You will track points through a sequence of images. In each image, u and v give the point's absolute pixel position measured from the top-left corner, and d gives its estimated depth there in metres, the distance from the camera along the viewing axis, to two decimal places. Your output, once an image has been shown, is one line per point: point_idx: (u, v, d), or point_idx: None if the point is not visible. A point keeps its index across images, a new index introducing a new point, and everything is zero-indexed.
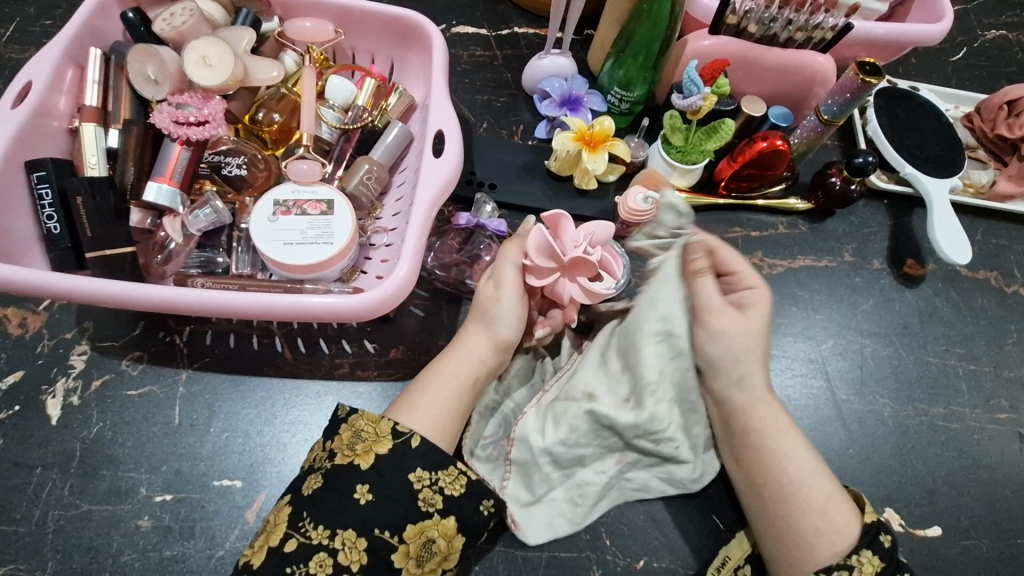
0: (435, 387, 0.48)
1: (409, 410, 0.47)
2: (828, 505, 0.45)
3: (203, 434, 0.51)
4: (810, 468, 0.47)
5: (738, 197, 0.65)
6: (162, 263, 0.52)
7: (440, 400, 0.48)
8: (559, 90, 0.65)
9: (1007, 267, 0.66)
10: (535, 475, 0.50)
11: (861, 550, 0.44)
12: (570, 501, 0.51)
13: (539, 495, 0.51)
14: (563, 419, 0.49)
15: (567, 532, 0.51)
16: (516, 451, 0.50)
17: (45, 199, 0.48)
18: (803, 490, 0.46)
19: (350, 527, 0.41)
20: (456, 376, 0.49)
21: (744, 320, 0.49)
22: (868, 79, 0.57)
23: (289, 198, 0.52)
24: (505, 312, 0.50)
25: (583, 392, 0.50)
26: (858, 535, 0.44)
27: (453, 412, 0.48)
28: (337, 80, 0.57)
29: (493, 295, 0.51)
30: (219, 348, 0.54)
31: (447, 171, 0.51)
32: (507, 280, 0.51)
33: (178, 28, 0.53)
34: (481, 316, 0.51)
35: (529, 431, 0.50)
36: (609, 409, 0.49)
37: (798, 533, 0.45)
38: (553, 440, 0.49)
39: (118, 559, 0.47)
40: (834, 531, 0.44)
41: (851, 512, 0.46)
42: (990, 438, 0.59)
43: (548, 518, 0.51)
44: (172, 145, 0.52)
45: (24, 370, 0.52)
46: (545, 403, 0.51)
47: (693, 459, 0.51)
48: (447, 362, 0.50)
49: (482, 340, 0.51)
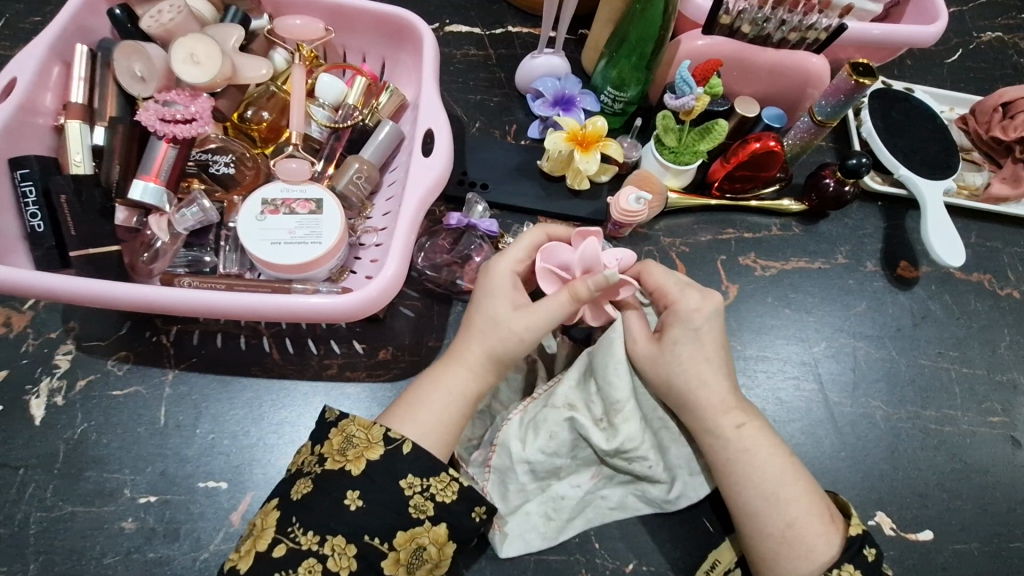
0: (436, 401, 0.47)
1: (410, 424, 0.45)
2: (788, 529, 0.44)
3: (190, 435, 0.51)
4: (774, 491, 0.45)
5: (731, 198, 0.65)
6: (148, 262, 0.51)
7: (443, 418, 0.46)
8: (552, 89, 0.64)
9: (1001, 270, 0.66)
10: (512, 484, 0.50)
11: (843, 563, 0.43)
12: (545, 515, 0.50)
13: (514, 507, 0.50)
14: (543, 427, 0.49)
15: (539, 546, 0.50)
16: (495, 457, 0.50)
17: (28, 197, 0.47)
18: (768, 512, 0.45)
19: (340, 533, 0.41)
20: (458, 394, 0.48)
21: (658, 350, 0.49)
22: (861, 80, 0.56)
23: (278, 197, 0.51)
24: (518, 348, 0.48)
25: (565, 402, 0.50)
26: (836, 551, 0.44)
27: (455, 427, 0.47)
28: (327, 78, 0.57)
29: (517, 330, 0.48)
30: (206, 348, 0.54)
31: (437, 170, 0.51)
32: (535, 315, 0.48)
33: (166, 25, 0.52)
34: (482, 334, 0.49)
35: (510, 438, 0.49)
36: (587, 423, 0.49)
37: (761, 553, 0.45)
38: (533, 450, 0.49)
39: (101, 561, 0.47)
40: (799, 555, 0.43)
41: (825, 535, 0.44)
42: (983, 442, 0.58)
43: (522, 531, 0.50)
44: (158, 143, 0.51)
45: (8, 369, 0.52)
46: (531, 411, 0.51)
47: (669, 480, 0.51)
48: (445, 377, 0.48)
49: (483, 358, 0.48)
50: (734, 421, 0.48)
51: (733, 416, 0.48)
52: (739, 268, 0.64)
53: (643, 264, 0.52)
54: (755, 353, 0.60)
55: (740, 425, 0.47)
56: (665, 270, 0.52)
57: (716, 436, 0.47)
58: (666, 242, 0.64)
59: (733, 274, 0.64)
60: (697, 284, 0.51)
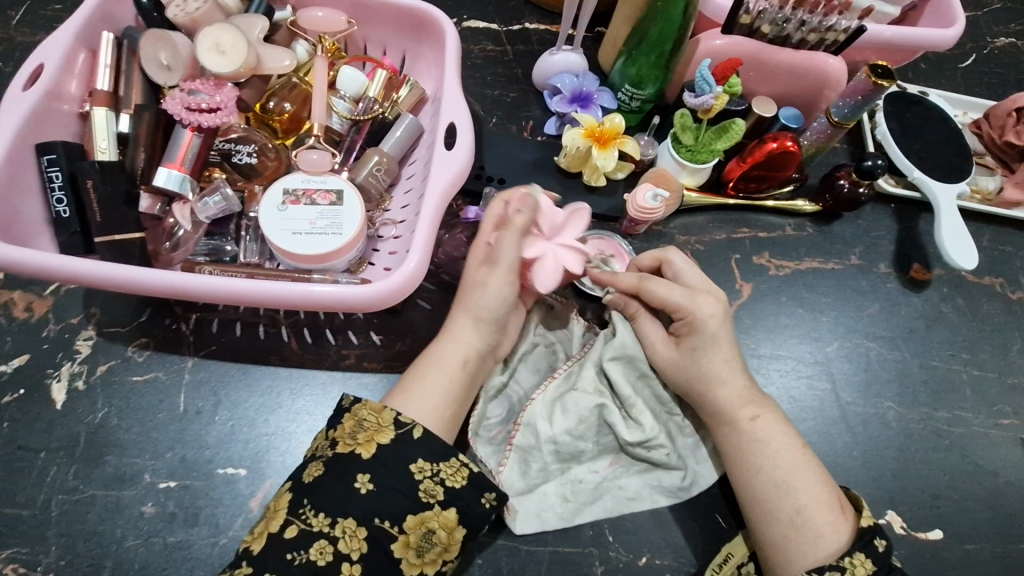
0: (424, 371, 0.48)
1: (399, 395, 0.47)
2: (798, 514, 0.45)
3: (209, 422, 0.51)
4: (791, 479, 0.47)
5: (746, 197, 0.65)
6: (170, 250, 0.52)
7: (430, 385, 0.48)
8: (570, 85, 0.65)
9: (1012, 274, 0.66)
10: (535, 462, 0.51)
11: (854, 552, 0.44)
12: (562, 497, 0.51)
13: (532, 485, 0.51)
14: (572, 410, 0.51)
15: (555, 526, 0.51)
16: (520, 435, 0.51)
17: (55, 181, 0.47)
18: (777, 499, 0.46)
19: (352, 515, 0.41)
20: (446, 361, 0.49)
21: (677, 355, 0.51)
22: (880, 82, 0.56)
23: (298, 187, 0.52)
24: (492, 295, 0.49)
25: (593, 388, 0.52)
26: (846, 541, 0.44)
27: (445, 393, 0.48)
28: (348, 71, 0.57)
29: (483, 277, 0.50)
30: (225, 336, 0.54)
31: (459, 163, 0.51)
32: (500, 261, 0.49)
33: (193, 14, 0.53)
34: (466, 303, 0.50)
35: (536, 418, 0.51)
36: (615, 411, 0.52)
37: (771, 539, 0.46)
38: (561, 429, 0.51)
39: (121, 544, 0.47)
40: (808, 539, 0.44)
41: (833, 523, 0.45)
42: (993, 444, 0.59)
43: (538, 509, 0.51)
44: (184, 131, 0.51)
45: (30, 353, 0.52)
46: (554, 391, 0.52)
47: (683, 468, 0.53)
48: (436, 349, 0.50)
49: (468, 323, 0.50)
50: (749, 413, 0.49)
51: (749, 408, 0.49)
52: (753, 268, 0.64)
53: (640, 279, 0.52)
54: (768, 352, 0.61)
55: (755, 417, 0.49)
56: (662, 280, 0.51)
57: (734, 428, 0.49)
58: (680, 240, 0.65)
59: (747, 274, 0.64)
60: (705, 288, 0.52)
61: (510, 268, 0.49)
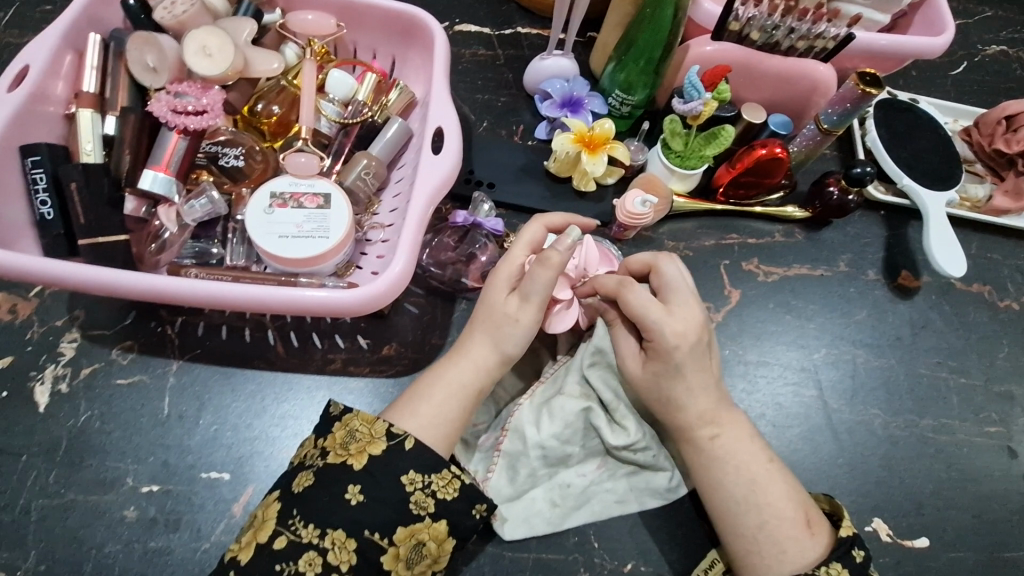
0: (438, 396, 0.47)
1: (409, 416, 0.46)
2: (759, 531, 0.45)
3: (192, 426, 0.51)
4: (754, 496, 0.46)
5: (736, 204, 0.65)
6: (155, 253, 0.52)
7: (444, 413, 0.47)
8: (560, 91, 0.65)
9: (1000, 282, 0.66)
10: (522, 468, 0.51)
11: (830, 562, 0.44)
12: (550, 501, 0.51)
13: (520, 491, 0.51)
14: (558, 415, 0.51)
15: (544, 531, 0.50)
16: (508, 441, 0.51)
17: (38, 184, 0.47)
18: (741, 514, 0.46)
19: (341, 527, 0.41)
20: (465, 388, 0.48)
21: (640, 373, 0.50)
22: (868, 90, 0.56)
23: (286, 191, 0.51)
24: (522, 332, 0.49)
25: (578, 393, 0.52)
26: (811, 559, 0.44)
27: (457, 422, 0.47)
28: (337, 73, 0.57)
29: (513, 311, 0.49)
30: (211, 339, 0.54)
31: (446, 167, 0.51)
32: (533, 296, 0.48)
33: (179, 17, 0.52)
34: (490, 327, 0.49)
35: (524, 423, 0.51)
36: (599, 416, 0.51)
37: (732, 553, 0.47)
38: (548, 434, 0.51)
39: (102, 549, 0.47)
40: (770, 555, 0.45)
41: (797, 539, 0.45)
42: (979, 451, 0.59)
43: (527, 516, 0.50)
44: (169, 134, 0.51)
45: (13, 356, 0.52)
46: (542, 397, 0.53)
47: (671, 468, 0.52)
48: (448, 370, 0.49)
49: (486, 348, 0.49)
50: (709, 432, 0.48)
51: (709, 427, 0.48)
52: (741, 274, 0.64)
53: (618, 287, 0.49)
54: (755, 359, 0.61)
55: (715, 438, 0.48)
56: (641, 291, 0.48)
57: (694, 446, 0.49)
58: (669, 246, 0.65)
59: (735, 280, 0.64)
60: (681, 306, 0.48)
61: (543, 305, 0.49)
